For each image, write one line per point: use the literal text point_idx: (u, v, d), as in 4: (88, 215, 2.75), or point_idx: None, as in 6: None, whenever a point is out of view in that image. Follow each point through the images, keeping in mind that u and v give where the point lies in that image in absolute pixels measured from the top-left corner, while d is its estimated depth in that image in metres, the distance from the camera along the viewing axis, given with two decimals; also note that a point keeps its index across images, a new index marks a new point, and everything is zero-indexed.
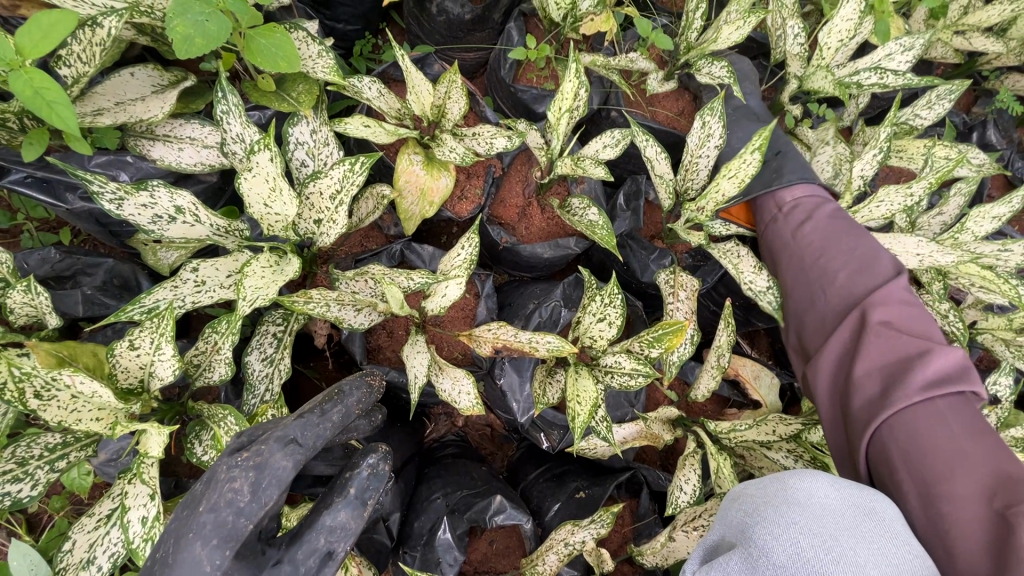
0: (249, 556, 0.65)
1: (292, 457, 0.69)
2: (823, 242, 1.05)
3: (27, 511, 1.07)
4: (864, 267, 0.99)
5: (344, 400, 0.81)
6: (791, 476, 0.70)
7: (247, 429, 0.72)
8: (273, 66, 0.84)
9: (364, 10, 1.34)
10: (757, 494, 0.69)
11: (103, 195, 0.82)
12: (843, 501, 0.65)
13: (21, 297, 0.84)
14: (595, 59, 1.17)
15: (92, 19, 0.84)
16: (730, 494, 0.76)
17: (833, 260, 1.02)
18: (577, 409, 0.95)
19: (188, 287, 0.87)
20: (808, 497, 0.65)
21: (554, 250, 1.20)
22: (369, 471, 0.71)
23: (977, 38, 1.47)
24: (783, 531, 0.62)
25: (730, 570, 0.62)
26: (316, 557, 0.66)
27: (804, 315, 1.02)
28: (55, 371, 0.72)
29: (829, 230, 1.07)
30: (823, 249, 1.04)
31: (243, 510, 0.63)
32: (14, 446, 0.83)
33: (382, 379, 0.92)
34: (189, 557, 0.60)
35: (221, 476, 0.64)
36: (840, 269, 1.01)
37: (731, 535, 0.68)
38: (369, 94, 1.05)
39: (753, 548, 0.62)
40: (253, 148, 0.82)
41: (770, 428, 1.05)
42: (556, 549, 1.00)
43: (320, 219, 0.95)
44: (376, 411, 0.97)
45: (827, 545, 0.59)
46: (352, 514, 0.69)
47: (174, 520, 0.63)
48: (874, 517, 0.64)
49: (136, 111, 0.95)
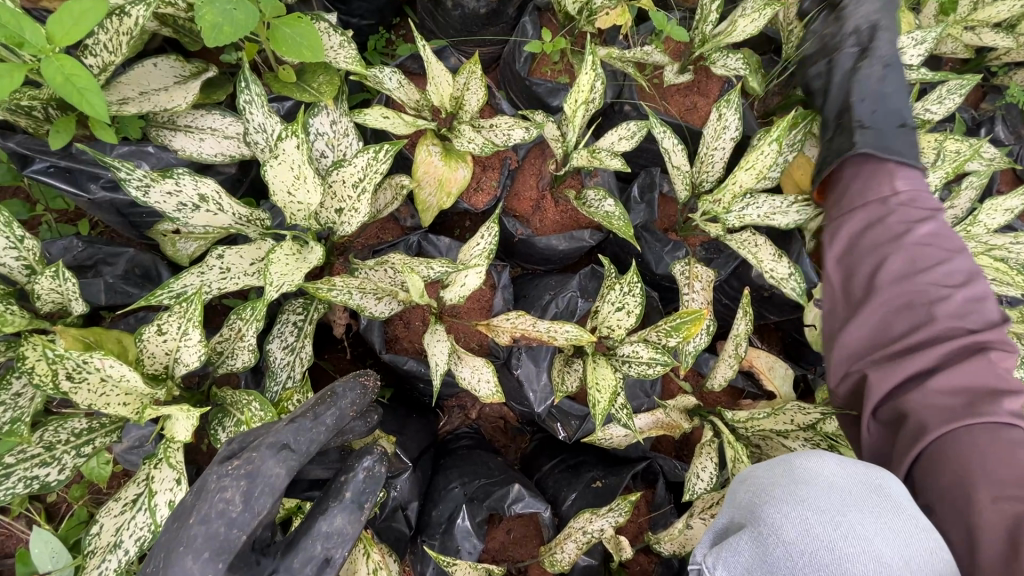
0: (243, 567, 0.65)
1: (286, 463, 0.69)
2: (925, 247, 0.85)
3: (46, 500, 1.07)
4: (969, 287, 0.81)
5: (337, 403, 0.79)
6: (799, 457, 0.73)
7: (237, 436, 0.72)
8: (298, 54, 0.85)
9: (379, 5, 1.35)
10: (765, 476, 0.72)
11: (130, 181, 0.83)
12: (851, 479, 0.67)
13: (48, 283, 0.85)
14: (611, 53, 1.18)
15: (120, 8, 0.86)
16: (740, 478, 0.78)
17: (936, 271, 0.83)
18: (597, 396, 0.96)
19: (214, 273, 0.88)
20: (817, 476, 0.68)
21: (569, 242, 1.20)
22: (364, 474, 0.72)
23: (986, 33, 1.49)
24: (793, 509, 0.64)
25: (741, 548, 0.65)
26: (313, 564, 0.67)
27: (882, 313, 0.83)
28: (87, 355, 0.73)
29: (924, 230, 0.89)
30: (923, 253, 0.84)
31: (235, 521, 0.63)
32: (42, 431, 0.83)
33: (377, 379, 0.87)
34: (181, 570, 0.60)
35: (212, 486, 0.64)
36: (939, 281, 0.83)
37: (739, 515, 0.71)
38: (390, 85, 1.06)
39: (762, 526, 0.65)
40: (281, 135, 0.83)
41: (788, 417, 1.05)
42: (574, 537, 1.00)
43: (342, 208, 0.95)
44: (372, 412, 0.94)
45: (835, 521, 0.61)
46: (349, 519, 0.70)
47: (165, 533, 0.63)
48: (883, 493, 0.64)
49: (160, 102, 0.96)
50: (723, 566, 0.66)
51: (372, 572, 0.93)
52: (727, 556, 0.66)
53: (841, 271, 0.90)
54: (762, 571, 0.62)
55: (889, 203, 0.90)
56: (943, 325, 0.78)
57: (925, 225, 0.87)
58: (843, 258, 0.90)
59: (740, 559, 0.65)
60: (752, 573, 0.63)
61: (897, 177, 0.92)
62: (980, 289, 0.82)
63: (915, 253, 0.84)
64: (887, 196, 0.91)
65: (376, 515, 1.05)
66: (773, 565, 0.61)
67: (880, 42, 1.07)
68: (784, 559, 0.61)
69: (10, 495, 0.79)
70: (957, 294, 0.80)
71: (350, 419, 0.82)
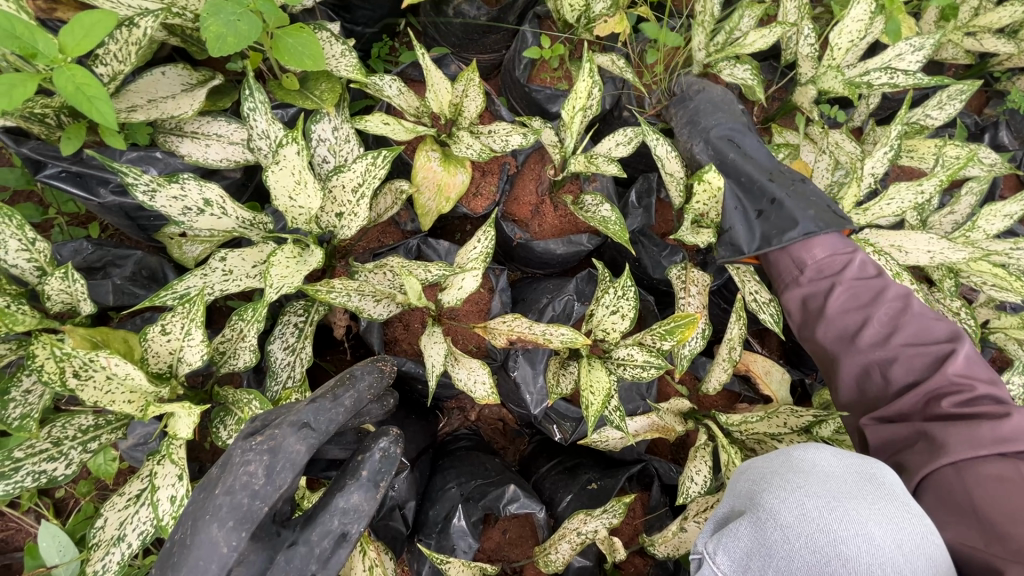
0: (263, 538, 0.67)
1: (306, 441, 0.71)
2: (857, 286, 0.97)
3: (54, 495, 1.10)
4: (898, 317, 0.92)
5: (356, 385, 0.83)
6: (796, 449, 0.74)
7: (259, 414, 0.75)
8: (300, 64, 0.88)
9: (383, 13, 1.38)
10: (764, 465, 0.72)
11: (137, 186, 0.85)
12: (846, 470, 0.68)
13: (58, 284, 0.88)
14: (609, 60, 1.21)
15: (129, 20, 0.88)
16: (741, 470, 0.78)
17: (870, 320, 0.93)
18: (590, 398, 0.97)
19: (217, 275, 0.90)
20: (813, 467, 0.69)
21: (567, 246, 1.21)
22: (380, 454, 0.73)
23: (987, 39, 1.48)
24: (790, 493, 0.65)
25: (739, 533, 0.65)
26: (330, 539, 0.68)
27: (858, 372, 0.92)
28: (92, 354, 0.76)
29: (862, 290, 0.96)
30: (853, 297, 0.96)
31: (258, 493, 0.65)
32: (50, 427, 0.86)
33: (393, 365, 0.93)
34: (206, 538, 0.62)
35: (236, 460, 0.67)
36: (881, 322, 0.92)
37: (738, 503, 0.70)
38: (390, 92, 1.09)
39: (761, 511, 0.65)
40: (282, 142, 0.86)
41: (780, 420, 1.08)
42: (568, 538, 1.01)
43: (342, 212, 0.98)
44: (387, 397, 0.99)
45: (830, 505, 0.62)
46: (364, 497, 0.71)
47: (191, 502, 0.66)
48: (876, 483, 0.66)
49: (167, 109, 0.99)
50: (722, 551, 0.65)
51: (368, 569, 0.96)
52: (725, 541, 0.65)
53: (841, 338, 0.94)
54: (759, 554, 0.62)
55: (807, 270, 1.00)
56: (904, 359, 0.88)
57: (850, 267, 0.98)
58: (816, 327, 0.97)
59: (738, 543, 0.64)
60: (751, 558, 0.63)
61: (798, 253, 1.01)
62: (896, 311, 0.93)
63: (846, 296, 0.96)
64: (805, 261, 1.01)
65: (375, 513, 1.08)
66: (770, 548, 0.61)
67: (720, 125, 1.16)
68: (781, 542, 0.61)
69: (19, 488, 0.82)
70: (895, 322, 0.91)
71: (366, 403, 0.85)
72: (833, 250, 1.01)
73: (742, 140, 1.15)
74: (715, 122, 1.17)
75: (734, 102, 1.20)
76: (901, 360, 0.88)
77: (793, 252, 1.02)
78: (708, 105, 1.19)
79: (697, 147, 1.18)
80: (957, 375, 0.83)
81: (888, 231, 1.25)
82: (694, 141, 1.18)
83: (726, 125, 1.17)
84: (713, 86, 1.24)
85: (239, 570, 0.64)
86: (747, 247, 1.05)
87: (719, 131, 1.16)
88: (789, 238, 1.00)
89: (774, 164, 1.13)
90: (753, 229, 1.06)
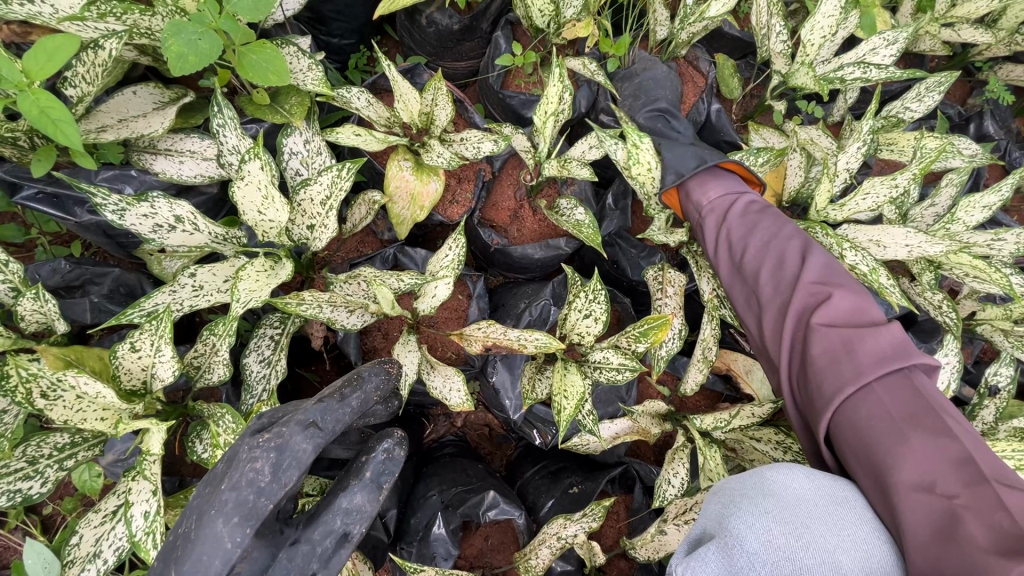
0: (268, 535, 0.66)
1: (313, 440, 0.71)
2: (744, 221, 1.03)
3: (41, 512, 1.11)
4: (773, 242, 0.96)
5: (362, 386, 0.83)
6: (765, 468, 0.69)
7: (267, 410, 0.75)
8: (264, 80, 0.89)
9: (358, 25, 1.39)
10: (734, 486, 0.68)
11: (105, 206, 0.86)
12: (818, 492, 0.66)
13: (30, 304, 0.89)
14: (581, 64, 1.20)
15: (94, 42, 0.89)
16: (712, 489, 0.74)
17: (750, 248, 0.98)
18: (564, 403, 0.98)
19: (186, 291, 0.92)
20: (785, 489, 0.65)
21: (544, 251, 1.22)
22: (384, 455, 0.74)
23: (965, 29, 1.46)
24: (758, 518, 0.62)
25: (707, 559, 0.61)
26: (333, 539, 0.68)
27: (744, 300, 0.96)
28: (60, 373, 0.77)
29: (746, 226, 1.02)
30: (740, 230, 1.02)
31: (264, 491, 0.65)
32: (24, 446, 0.88)
33: (398, 367, 0.94)
34: (211, 533, 0.61)
35: (243, 456, 0.67)
36: (761, 250, 0.96)
37: (710, 526, 0.66)
38: (358, 104, 1.10)
39: (728, 537, 0.61)
40: (245, 158, 0.86)
41: (748, 412, 1.05)
42: (548, 543, 1.01)
43: (313, 224, 0.99)
44: (394, 399, 1.02)
45: (798, 532, 0.60)
46: (368, 498, 0.71)
47: (195, 498, 0.65)
48: (846, 505, 0.66)
49: (138, 127, 1.00)
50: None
51: None
52: (692, 563, 0.62)
53: (738, 279, 0.98)
54: None
55: (706, 213, 1.08)
56: (780, 283, 0.90)
57: (737, 205, 1.06)
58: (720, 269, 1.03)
59: (705, 568, 0.61)
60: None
61: (696, 193, 1.11)
62: (772, 236, 0.97)
63: (741, 230, 1.02)
64: (703, 204, 1.10)
65: None
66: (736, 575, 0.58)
67: (657, 97, 1.24)
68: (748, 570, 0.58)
69: None
70: (770, 249, 0.95)
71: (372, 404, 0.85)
72: (726, 192, 1.09)
73: (673, 111, 1.24)
74: (653, 95, 1.24)
75: (676, 79, 1.27)
76: (769, 281, 0.92)
77: (692, 195, 1.12)
78: (654, 80, 1.26)
79: (638, 113, 1.23)
80: (818, 289, 0.85)
81: (865, 226, 1.25)
82: (636, 109, 1.24)
83: (659, 101, 1.24)
84: (656, 66, 1.29)
85: (242, 566, 0.63)
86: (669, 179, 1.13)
87: (653, 104, 1.23)
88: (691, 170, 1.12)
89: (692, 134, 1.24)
90: (676, 164, 1.14)
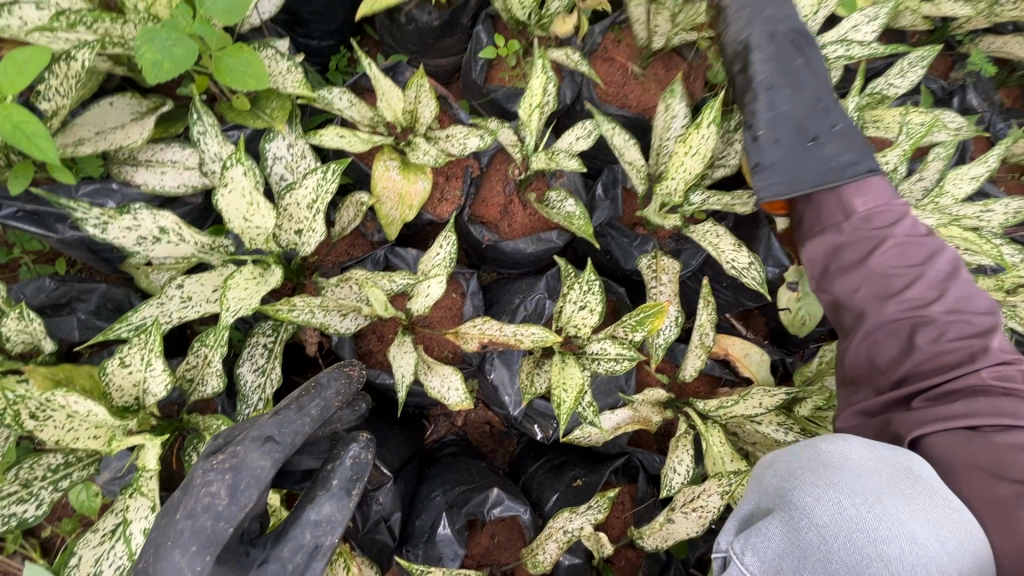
0: (232, 560, 0.65)
1: (271, 456, 0.70)
2: (905, 245, 0.84)
3: (39, 535, 1.09)
4: (928, 260, 0.83)
5: (322, 393, 0.82)
6: (820, 442, 0.69)
7: (222, 431, 0.74)
8: (242, 83, 0.87)
9: (337, 26, 1.37)
10: (787, 460, 0.68)
11: (87, 221, 0.85)
12: (881, 462, 0.64)
13: (14, 323, 0.89)
14: (564, 54, 1.20)
15: (67, 54, 0.88)
16: (758, 464, 0.74)
17: (916, 278, 0.81)
18: (564, 396, 0.97)
19: (174, 303, 0.90)
20: (845, 460, 0.64)
21: (536, 245, 1.20)
22: (351, 461, 0.73)
23: (944, 3, 1.47)
24: (825, 491, 0.61)
25: (771, 532, 0.61)
26: (304, 553, 0.67)
27: (883, 326, 0.81)
28: (49, 393, 0.76)
29: (903, 249, 0.84)
30: (900, 255, 0.83)
31: (222, 514, 0.64)
32: (16, 469, 0.86)
33: (359, 369, 0.93)
34: (171, 564, 0.60)
35: (197, 481, 0.65)
36: (929, 284, 0.81)
37: (765, 500, 0.67)
38: (341, 104, 1.08)
39: (791, 509, 0.61)
40: (228, 163, 0.85)
41: (756, 401, 1.06)
42: (555, 537, 1.00)
43: (300, 229, 0.97)
44: (359, 401, 0.99)
45: (869, 504, 0.58)
46: (337, 506, 0.70)
47: (154, 530, 0.64)
48: (914, 476, 0.62)
49: (117, 140, 0.99)
50: (752, 551, 0.62)
51: None
52: (755, 540, 0.62)
53: (884, 301, 0.82)
54: (793, 555, 0.58)
55: (854, 218, 0.87)
56: (939, 324, 0.77)
57: (899, 223, 0.86)
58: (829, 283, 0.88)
59: (770, 543, 0.61)
60: (782, 558, 0.60)
61: (848, 199, 0.88)
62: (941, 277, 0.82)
63: (893, 254, 0.83)
64: (853, 209, 0.88)
65: (360, 527, 1.07)
66: (805, 548, 0.58)
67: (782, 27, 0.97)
68: (818, 543, 0.57)
69: None
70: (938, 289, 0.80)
71: (336, 411, 0.84)
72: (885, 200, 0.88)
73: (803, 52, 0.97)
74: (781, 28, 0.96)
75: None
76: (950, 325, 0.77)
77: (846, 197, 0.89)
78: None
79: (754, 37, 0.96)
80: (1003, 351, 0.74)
81: None
82: (750, 30, 0.97)
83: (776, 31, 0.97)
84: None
85: None
86: (786, 185, 0.90)
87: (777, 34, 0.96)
88: (822, 175, 0.89)
89: (824, 89, 0.96)
90: (792, 162, 0.90)
